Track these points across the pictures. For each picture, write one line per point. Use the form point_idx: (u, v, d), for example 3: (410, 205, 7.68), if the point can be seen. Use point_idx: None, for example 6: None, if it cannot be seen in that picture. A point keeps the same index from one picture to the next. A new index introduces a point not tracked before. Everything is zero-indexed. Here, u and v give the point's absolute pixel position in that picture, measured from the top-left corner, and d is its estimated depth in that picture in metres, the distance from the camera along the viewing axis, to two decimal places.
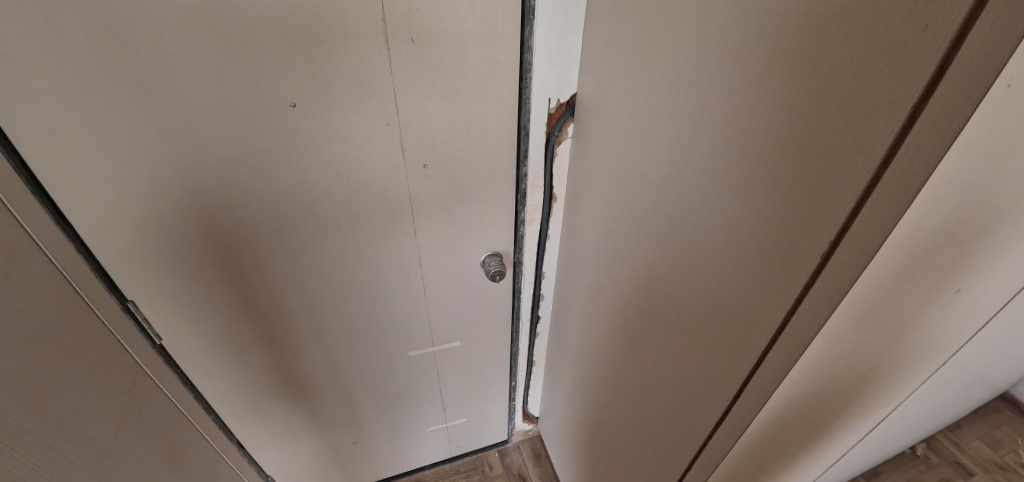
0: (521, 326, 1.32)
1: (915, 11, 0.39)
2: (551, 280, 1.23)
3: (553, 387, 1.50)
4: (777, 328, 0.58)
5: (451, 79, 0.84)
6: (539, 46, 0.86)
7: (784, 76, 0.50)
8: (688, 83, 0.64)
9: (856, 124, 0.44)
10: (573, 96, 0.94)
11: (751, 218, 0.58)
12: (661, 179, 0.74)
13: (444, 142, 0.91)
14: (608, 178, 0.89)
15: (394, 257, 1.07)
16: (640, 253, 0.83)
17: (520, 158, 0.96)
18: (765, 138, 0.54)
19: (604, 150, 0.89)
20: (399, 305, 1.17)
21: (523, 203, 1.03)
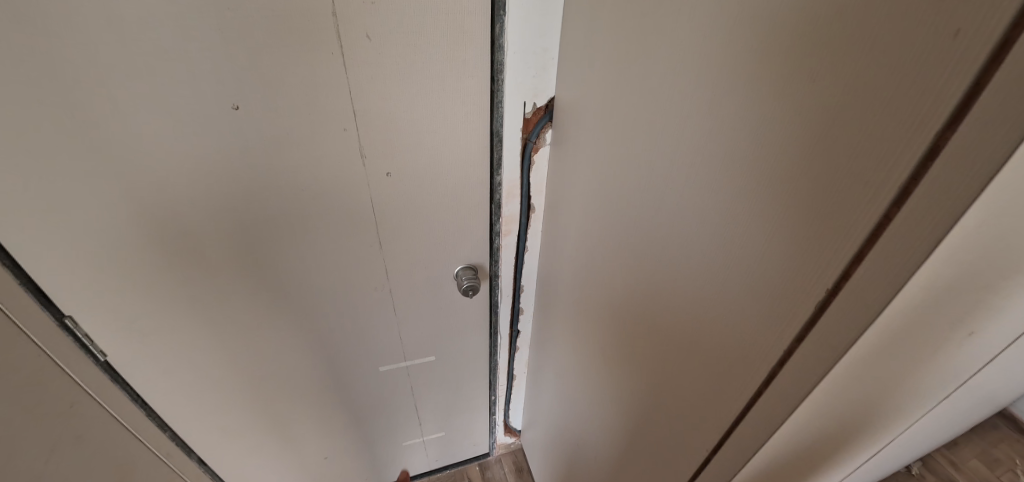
0: (500, 340, 1.25)
1: (944, 15, 0.31)
2: (531, 294, 1.15)
3: (535, 402, 1.43)
4: (766, 377, 0.51)
5: (413, 79, 0.76)
6: (512, 44, 0.77)
7: (779, 89, 0.43)
8: (674, 93, 0.56)
9: (864, 151, 0.37)
10: (551, 99, 0.86)
11: (738, 251, 0.51)
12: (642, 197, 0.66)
13: (409, 148, 0.83)
14: (594, 190, 0.82)
15: (360, 269, 0.99)
16: (623, 273, 0.76)
17: (494, 166, 0.89)
18: (757, 161, 0.46)
19: (585, 160, 0.81)
20: (368, 319, 1.10)
21: (499, 214, 0.95)
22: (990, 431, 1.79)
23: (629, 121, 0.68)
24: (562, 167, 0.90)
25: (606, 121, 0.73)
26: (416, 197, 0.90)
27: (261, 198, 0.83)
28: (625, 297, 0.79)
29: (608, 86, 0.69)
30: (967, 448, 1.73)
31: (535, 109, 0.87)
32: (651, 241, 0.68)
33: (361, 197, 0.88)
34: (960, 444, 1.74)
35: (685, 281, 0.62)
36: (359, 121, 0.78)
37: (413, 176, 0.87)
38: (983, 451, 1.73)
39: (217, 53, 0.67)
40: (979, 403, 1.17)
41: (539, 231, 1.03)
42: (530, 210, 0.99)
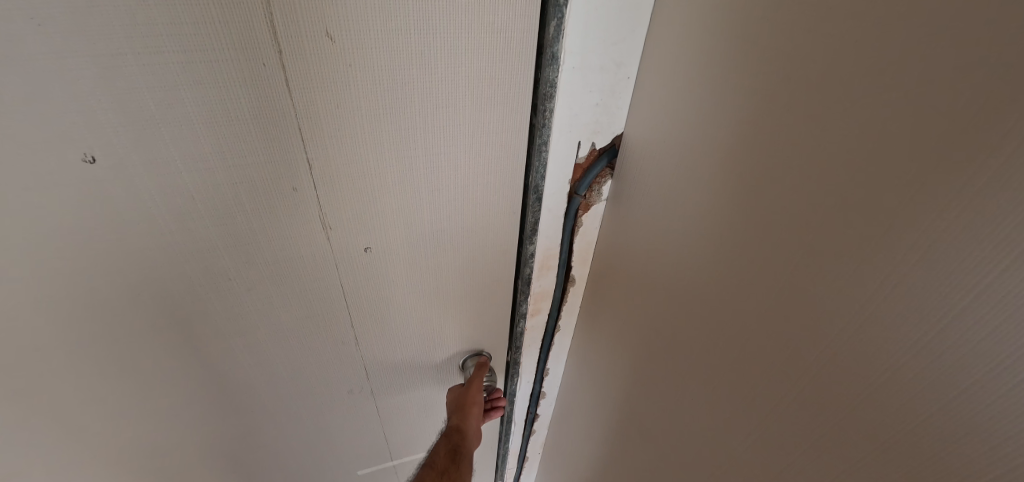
0: (513, 435, 0.95)
1: None
2: (557, 377, 0.88)
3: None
4: None
5: (407, 108, 0.47)
6: (571, 55, 0.48)
7: None
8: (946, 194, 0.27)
9: None
10: (615, 137, 0.58)
11: None
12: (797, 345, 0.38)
13: (398, 211, 0.53)
14: (666, 290, 0.53)
15: (315, 380, 0.65)
16: (726, 448, 0.46)
17: (525, 230, 0.59)
18: None
19: (666, 237, 0.52)
20: (330, 437, 0.76)
21: (526, 293, 0.66)
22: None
23: (761, 212, 0.39)
24: (623, 235, 0.61)
25: (717, 194, 0.44)
26: (404, 275, 0.59)
27: (150, 292, 0.51)
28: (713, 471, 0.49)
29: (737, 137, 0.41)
30: None
31: (591, 151, 0.57)
32: (778, 422, 0.40)
33: (318, 282, 0.56)
34: None
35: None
36: (324, 174, 0.48)
37: (404, 246, 0.57)
38: None
39: (38, 49, 0.36)
40: None
41: (575, 306, 0.75)
42: (568, 283, 0.71)
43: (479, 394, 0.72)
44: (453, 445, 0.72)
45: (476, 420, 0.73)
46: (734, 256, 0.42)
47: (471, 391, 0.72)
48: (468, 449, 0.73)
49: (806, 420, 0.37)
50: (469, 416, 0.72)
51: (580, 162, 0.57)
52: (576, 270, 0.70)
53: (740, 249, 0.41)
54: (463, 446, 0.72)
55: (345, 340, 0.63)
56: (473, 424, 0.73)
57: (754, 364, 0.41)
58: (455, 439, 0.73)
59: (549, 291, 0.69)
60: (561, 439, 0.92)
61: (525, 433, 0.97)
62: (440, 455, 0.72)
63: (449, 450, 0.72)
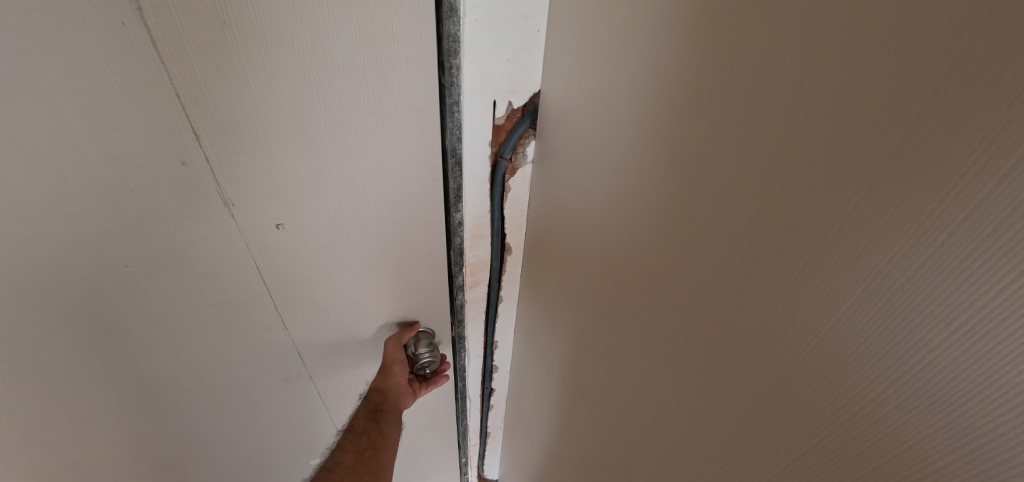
0: (470, 411, 0.94)
1: None
2: (508, 349, 0.87)
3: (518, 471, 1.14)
4: None
5: (286, 69, 0.43)
6: (473, 9, 0.46)
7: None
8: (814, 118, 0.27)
9: None
10: (534, 96, 0.56)
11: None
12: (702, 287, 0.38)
13: (308, 184, 0.51)
14: (599, 248, 0.52)
15: (242, 368, 0.63)
16: (664, 400, 0.46)
17: (450, 198, 0.57)
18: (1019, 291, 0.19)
19: (594, 194, 0.51)
20: (273, 425, 0.73)
21: (459, 264, 0.65)
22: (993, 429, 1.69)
23: (664, 155, 0.38)
24: (554, 198, 0.59)
25: (629, 142, 0.43)
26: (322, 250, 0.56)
27: (36, 287, 0.46)
28: (652, 421, 0.50)
29: (642, 82, 0.39)
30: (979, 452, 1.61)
31: (510, 112, 0.57)
32: (702, 367, 0.40)
33: (230, 263, 0.53)
34: None
35: (777, 457, 0.34)
36: (210, 145, 0.45)
37: (319, 221, 0.54)
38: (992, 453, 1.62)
39: None
40: None
41: (517, 275, 0.75)
42: (505, 251, 0.70)
43: (400, 353, 0.69)
44: (374, 405, 0.71)
45: (397, 378, 0.71)
46: (655, 208, 0.41)
47: (392, 351, 0.69)
48: (390, 407, 0.71)
49: (716, 358, 0.38)
50: (390, 374, 0.70)
51: (499, 123, 0.56)
52: (513, 238, 0.69)
53: (658, 199, 0.40)
54: (384, 406, 0.71)
55: (271, 324, 0.60)
56: (394, 381, 0.71)
57: (677, 313, 0.41)
58: (375, 399, 0.71)
59: (485, 262, 0.68)
60: (519, 412, 0.92)
61: (483, 407, 0.96)
62: (360, 417, 0.71)
63: (369, 410, 0.70)
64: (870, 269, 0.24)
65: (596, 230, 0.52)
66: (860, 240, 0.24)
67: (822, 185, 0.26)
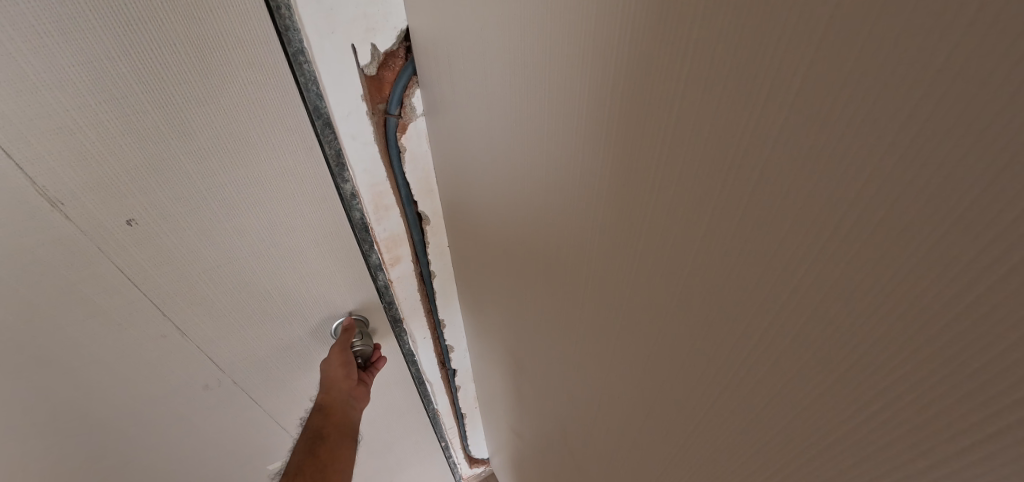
0: (435, 393, 0.90)
1: None
2: (460, 326, 0.82)
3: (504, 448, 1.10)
4: None
5: (80, 35, 0.36)
6: None
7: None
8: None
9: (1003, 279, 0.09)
10: (406, 37, 0.48)
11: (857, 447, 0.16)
12: (568, 229, 0.31)
13: (150, 172, 0.44)
14: (497, 202, 0.45)
15: (149, 380, 0.57)
16: (580, 366, 0.40)
17: (333, 166, 0.51)
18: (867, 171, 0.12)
19: (478, 140, 0.43)
20: (211, 434, 0.69)
21: (367, 240, 0.59)
22: None
23: (513, 75, 0.31)
24: (452, 155, 0.52)
25: (487, 67, 0.35)
26: (199, 244, 0.50)
27: None
28: (579, 388, 0.43)
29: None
30: None
31: (383, 59, 0.49)
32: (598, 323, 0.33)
33: (88, 272, 0.47)
34: None
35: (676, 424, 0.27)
36: (21, 138, 0.38)
37: (178, 212, 0.47)
38: None
39: None
40: None
41: (445, 246, 0.68)
42: (421, 221, 0.64)
43: (345, 361, 0.64)
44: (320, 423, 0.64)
45: (345, 391, 0.66)
46: (519, 143, 0.34)
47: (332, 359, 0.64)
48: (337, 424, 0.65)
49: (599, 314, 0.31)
50: (336, 388, 0.65)
51: (374, 74, 0.49)
52: (427, 204, 0.62)
53: (519, 130, 0.33)
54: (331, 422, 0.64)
55: (165, 333, 0.54)
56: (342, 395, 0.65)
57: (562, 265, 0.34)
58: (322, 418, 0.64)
59: (402, 236, 0.63)
60: (485, 388, 0.87)
61: (450, 387, 0.92)
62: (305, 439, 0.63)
63: (314, 430, 0.63)
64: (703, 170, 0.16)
65: (489, 182, 0.45)
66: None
67: (630, 53, 0.18)
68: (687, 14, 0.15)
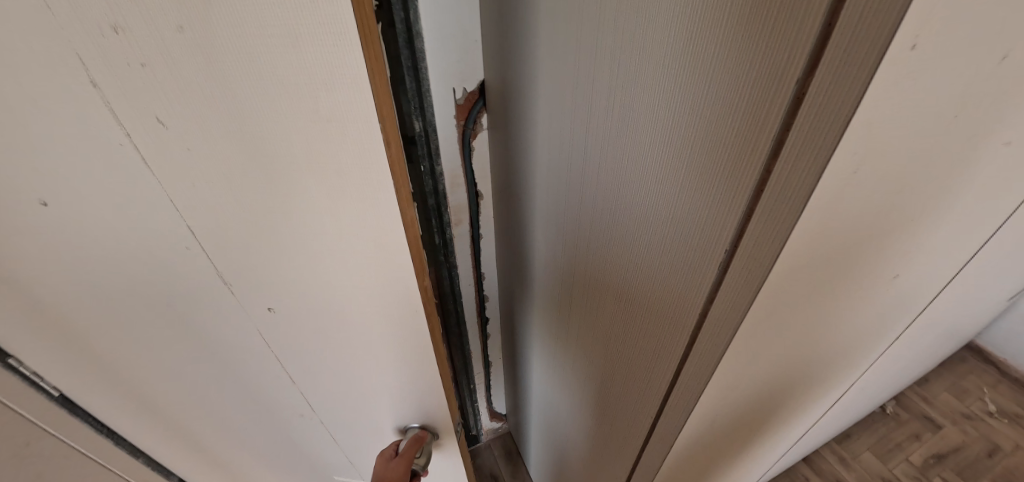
0: (469, 329, 1.24)
1: None
2: (493, 278, 1.15)
3: (512, 387, 1.42)
4: (684, 352, 0.49)
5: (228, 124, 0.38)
6: (430, 29, 0.71)
7: (664, 108, 0.38)
8: (597, 83, 0.46)
9: (706, 202, 0.37)
10: (482, 83, 0.80)
11: (672, 266, 0.45)
12: (570, 189, 0.59)
13: (284, 254, 0.48)
14: (521, 178, 0.77)
15: (249, 397, 0.66)
16: (586, 287, 0.65)
17: (433, 156, 0.83)
18: (669, 173, 0.40)
19: (516, 146, 0.75)
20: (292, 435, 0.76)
21: (446, 205, 0.90)
22: (959, 365, 2.15)
23: (543, 108, 0.61)
24: (500, 153, 0.84)
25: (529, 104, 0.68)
26: (269, 260, 0.48)
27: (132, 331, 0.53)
28: (563, 289, 0.73)
29: (522, 61, 0.63)
30: (938, 383, 2.07)
31: (467, 94, 0.81)
32: (578, 239, 0.62)
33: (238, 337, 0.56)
34: (932, 380, 2.07)
35: None
36: (98, 104, 0.36)
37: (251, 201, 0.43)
38: (953, 384, 2.08)
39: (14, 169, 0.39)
40: (948, 336, 1.27)
41: (490, 218, 1.00)
42: (478, 198, 0.95)
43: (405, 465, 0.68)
44: None
45: None
46: (547, 142, 0.62)
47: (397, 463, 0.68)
48: None
49: (603, 236, 0.55)
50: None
51: (462, 102, 0.81)
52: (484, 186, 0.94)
53: (546, 137, 0.61)
54: None
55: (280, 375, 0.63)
56: None
57: (560, 207, 0.64)
58: None
59: (464, 205, 0.95)
60: (508, 327, 1.19)
61: (480, 326, 1.26)
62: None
63: None
64: (644, 146, 0.42)
65: (518, 167, 0.77)
66: (639, 149, 0.43)
67: (616, 117, 0.45)
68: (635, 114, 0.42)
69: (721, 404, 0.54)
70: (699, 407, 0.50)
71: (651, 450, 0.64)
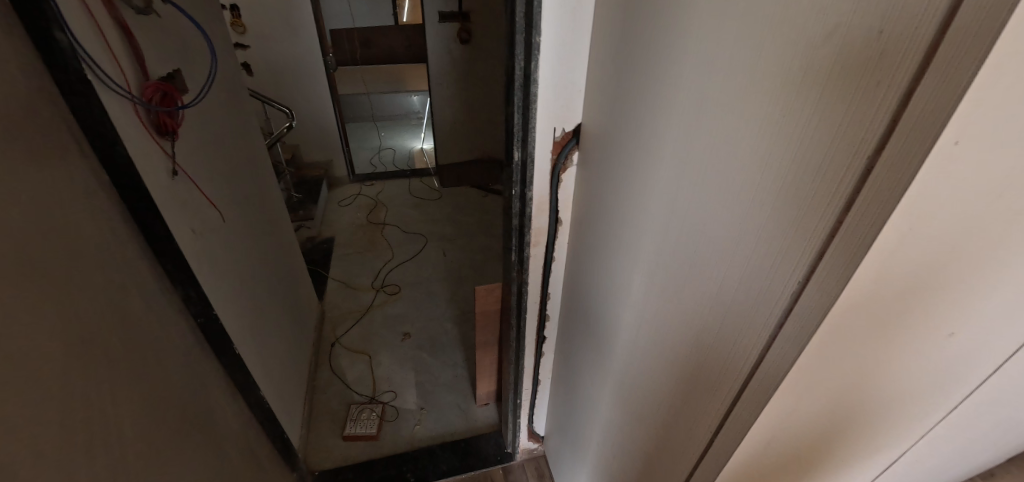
0: (527, 345, 1.32)
1: (870, 70, 0.37)
2: (557, 302, 1.24)
3: (557, 409, 1.47)
4: (753, 365, 0.55)
5: None
6: (544, 78, 0.86)
7: (771, 157, 0.49)
8: (709, 133, 0.58)
9: (797, 232, 0.46)
10: (578, 125, 0.94)
11: (760, 287, 0.53)
12: (672, 219, 0.69)
13: None
14: (611, 206, 0.88)
15: None
16: (667, 311, 0.74)
17: (525, 182, 0.97)
18: (769, 207, 0.50)
19: (608, 179, 0.87)
20: None
21: (529, 225, 1.04)
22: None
23: (649, 151, 0.72)
24: (586, 185, 0.96)
25: (625, 147, 0.80)
26: None
27: None
28: (645, 308, 0.81)
29: (630, 110, 0.75)
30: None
31: (563, 134, 0.94)
32: (671, 262, 0.71)
33: None
34: (998, 476, 1.93)
35: None
36: None
37: None
38: None
39: None
40: (1019, 427, 1.22)
41: (565, 243, 1.11)
42: (558, 224, 1.07)
43: None
44: None
45: None
46: (654, 177, 0.72)
47: None
48: None
49: (694, 258, 0.65)
50: None
51: (558, 140, 0.95)
52: (564, 214, 1.06)
53: (653, 171, 0.72)
54: None
55: None
56: None
57: (658, 233, 0.74)
58: None
59: (544, 228, 1.06)
60: (566, 347, 1.27)
61: (537, 344, 1.34)
62: None
63: None
64: (750, 184, 0.52)
65: (608, 198, 0.88)
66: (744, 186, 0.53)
67: (726, 160, 0.55)
68: (743, 159, 0.53)
69: (788, 429, 0.57)
70: (759, 421, 0.56)
71: (701, 470, 0.70)
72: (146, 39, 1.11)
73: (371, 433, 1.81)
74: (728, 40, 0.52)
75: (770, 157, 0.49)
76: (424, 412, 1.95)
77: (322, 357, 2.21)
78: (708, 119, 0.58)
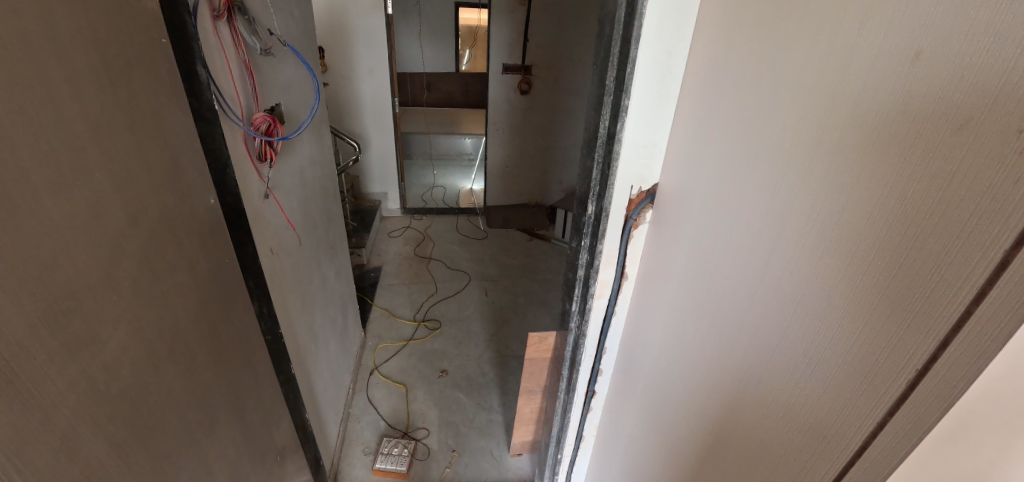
0: (575, 399, 1.29)
1: (1005, 164, 0.37)
2: (611, 358, 1.22)
3: (597, 471, 1.40)
4: (852, 452, 0.52)
5: None
6: (627, 138, 0.90)
7: (879, 237, 0.48)
8: (805, 205, 0.58)
9: (910, 316, 0.45)
10: (655, 185, 0.96)
11: (861, 367, 0.51)
12: (750, 285, 0.68)
13: None
14: (680, 265, 0.87)
15: None
16: (737, 380, 0.72)
17: (597, 235, 0.99)
18: (876, 286, 0.49)
19: (680, 239, 0.88)
20: None
21: (595, 277, 1.05)
22: None
23: (729, 216, 0.73)
24: (656, 242, 0.97)
25: (702, 209, 0.80)
26: None
27: None
28: (709, 374, 0.79)
29: (714, 175, 0.77)
30: None
31: (639, 191, 0.97)
32: (745, 328, 0.69)
33: None
34: None
35: None
36: None
37: None
38: None
39: None
40: None
41: (628, 297, 1.11)
42: (622, 278, 1.07)
43: None
44: None
45: None
46: (731, 242, 0.72)
47: None
48: None
49: (775, 328, 0.63)
50: None
51: (633, 196, 0.97)
52: (629, 269, 1.07)
53: (731, 236, 0.72)
54: None
55: None
56: None
57: (731, 298, 0.73)
58: None
59: (609, 281, 1.07)
60: (615, 405, 1.23)
61: (585, 399, 1.30)
62: None
63: None
64: (852, 262, 0.52)
65: (679, 256, 0.88)
66: (845, 264, 0.53)
67: (824, 234, 0.56)
68: (845, 236, 0.53)
69: None
70: None
71: None
72: (263, 76, 1.24)
73: (401, 470, 1.78)
74: (836, 124, 0.53)
75: (878, 237, 0.48)
76: (456, 455, 1.90)
77: (359, 385, 2.22)
78: (803, 192, 0.58)
